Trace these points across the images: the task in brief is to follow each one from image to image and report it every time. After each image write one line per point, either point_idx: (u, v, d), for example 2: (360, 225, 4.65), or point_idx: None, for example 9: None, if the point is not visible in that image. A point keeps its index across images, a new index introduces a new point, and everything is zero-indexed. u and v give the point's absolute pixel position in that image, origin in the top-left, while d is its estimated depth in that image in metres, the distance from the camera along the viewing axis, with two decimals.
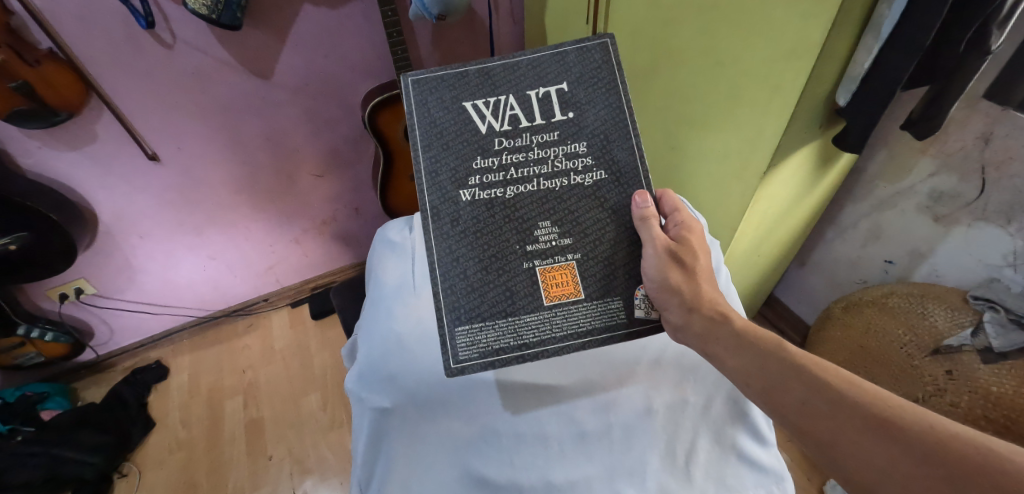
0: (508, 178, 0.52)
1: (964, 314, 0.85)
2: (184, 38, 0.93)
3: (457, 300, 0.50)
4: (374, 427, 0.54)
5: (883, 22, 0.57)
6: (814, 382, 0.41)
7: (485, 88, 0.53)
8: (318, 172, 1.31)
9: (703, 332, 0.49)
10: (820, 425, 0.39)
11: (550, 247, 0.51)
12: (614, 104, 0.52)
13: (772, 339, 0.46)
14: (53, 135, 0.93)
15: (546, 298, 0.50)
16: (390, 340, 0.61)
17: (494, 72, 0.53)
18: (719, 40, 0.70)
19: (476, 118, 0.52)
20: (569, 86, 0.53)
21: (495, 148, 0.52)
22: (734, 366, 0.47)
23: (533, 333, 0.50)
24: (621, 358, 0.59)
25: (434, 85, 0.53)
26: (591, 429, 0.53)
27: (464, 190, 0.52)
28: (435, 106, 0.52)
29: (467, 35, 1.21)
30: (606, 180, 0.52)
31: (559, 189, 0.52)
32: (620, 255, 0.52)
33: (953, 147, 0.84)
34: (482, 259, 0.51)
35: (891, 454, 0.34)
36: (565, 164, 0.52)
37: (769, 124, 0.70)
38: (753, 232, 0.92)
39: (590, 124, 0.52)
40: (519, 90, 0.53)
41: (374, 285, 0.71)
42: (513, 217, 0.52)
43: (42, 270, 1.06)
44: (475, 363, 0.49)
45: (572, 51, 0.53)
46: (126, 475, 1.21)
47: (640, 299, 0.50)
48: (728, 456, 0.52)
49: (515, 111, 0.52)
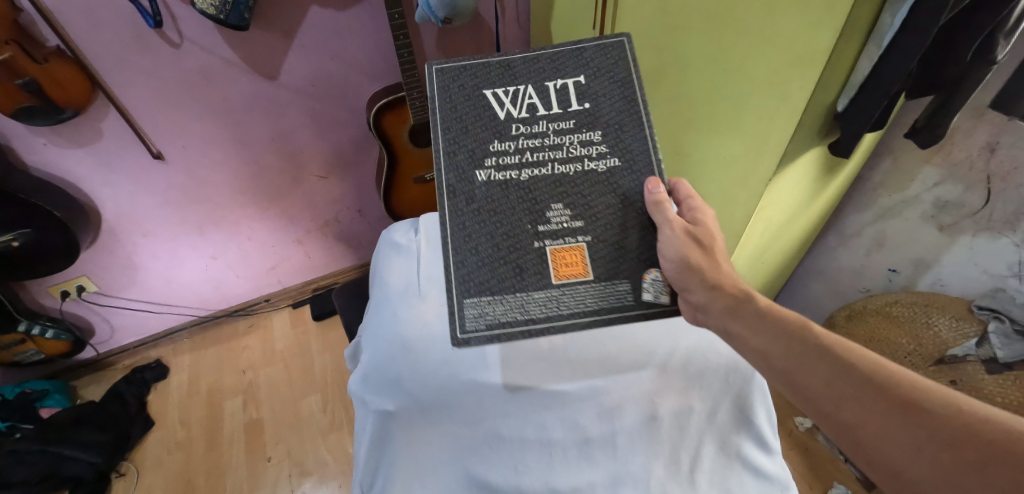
0: (523, 161, 0.52)
1: (968, 324, 0.86)
2: (191, 38, 0.93)
3: (467, 273, 0.49)
4: (378, 429, 0.54)
5: (886, 30, 0.58)
6: (840, 362, 0.39)
7: (506, 78, 0.53)
8: (322, 173, 1.31)
9: (725, 308, 0.48)
10: (845, 405, 0.37)
11: (561, 227, 0.51)
12: (629, 97, 0.53)
13: (796, 323, 0.44)
14: (59, 133, 0.94)
15: (555, 276, 0.49)
16: (398, 343, 0.60)
17: (516, 64, 0.53)
18: (726, 47, 0.70)
19: (494, 105, 0.53)
20: (587, 79, 0.53)
21: (512, 133, 0.52)
22: (760, 347, 0.44)
23: (541, 310, 0.49)
24: (628, 362, 0.57)
25: (458, 74, 0.54)
26: (597, 434, 0.53)
27: (481, 171, 0.52)
28: (457, 92, 0.53)
29: (473, 39, 1.21)
30: (619, 167, 0.52)
31: (572, 171, 0.52)
32: (630, 239, 0.51)
33: (959, 156, 0.85)
34: (494, 235, 0.50)
35: (916, 437, 0.33)
36: (579, 150, 0.52)
37: (777, 130, 0.70)
38: (757, 238, 0.91)
39: (605, 114, 0.52)
40: (538, 81, 0.53)
41: (377, 289, 0.69)
42: (527, 198, 0.51)
43: (44, 268, 1.05)
44: (483, 336, 0.48)
45: (590, 49, 0.54)
46: (123, 474, 1.20)
47: (649, 281, 0.49)
48: (732, 463, 0.51)
49: (533, 99, 0.53)
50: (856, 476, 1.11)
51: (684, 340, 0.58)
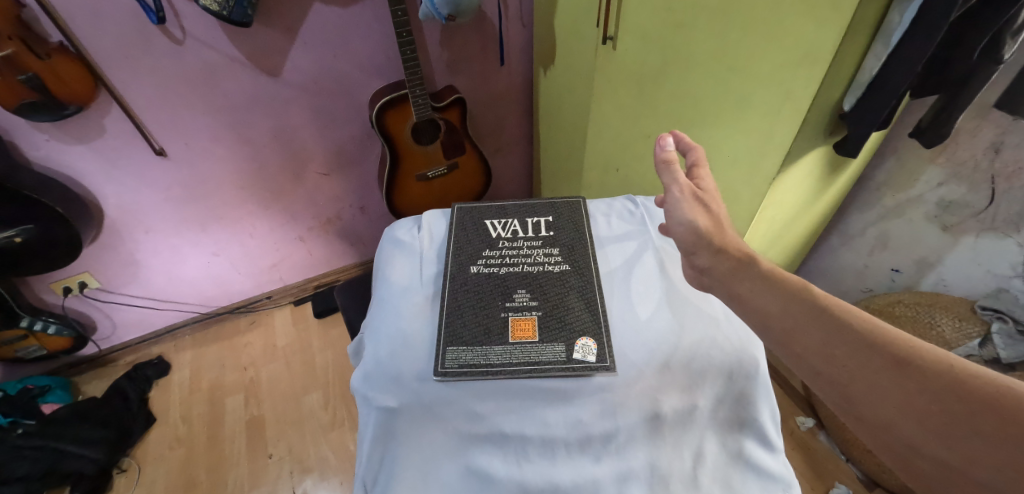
0: (504, 261, 0.60)
1: (971, 325, 0.87)
2: (194, 34, 0.93)
3: (450, 327, 0.52)
4: (379, 428, 0.45)
5: (894, 29, 0.58)
6: (832, 321, 0.32)
7: (500, 212, 0.67)
8: (324, 170, 1.31)
9: (728, 270, 0.40)
10: (838, 366, 0.31)
11: (524, 306, 0.54)
12: (582, 231, 0.63)
13: (793, 281, 0.37)
14: (61, 128, 0.93)
15: (512, 337, 0.51)
16: (400, 337, 0.52)
17: (510, 207, 0.68)
18: (731, 45, 0.70)
19: (488, 228, 0.64)
20: (556, 218, 0.66)
21: (498, 244, 0.62)
22: (751, 301, 0.37)
23: (499, 358, 0.49)
24: (629, 352, 0.49)
25: (474, 210, 0.68)
26: (600, 431, 0.44)
27: (474, 266, 0.59)
28: (467, 219, 0.66)
29: (475, 37, 1.21)
30: (569, 271, 0.58)
31: (534, 274, 0.58)
32: (579, 312, 0.53)
33: (963, 156, 0.85)
34: (471, 305, 0.55)
35: (905, 398, 0.27)
36: (544, 259, 0.60)
37: (781, 129, 0.70)
38: (761, 237, 0.90)
39: (566, 239, 0.62)
40: (523, 216, 0.66)
41: (379, 286, 0.60)
42: (500, 285, 0.57)
43: (47, 263, 1.05)
44: (454, 376, 0.47)
45: (560, 203, 0.68)
46: (125, 470, 1.20)
47: (581, 344, 0.49)
48: (735, 462, 0.45)
49: (516, 225, 0.65)
50: (857, 476, 1.11)
51: (687, 333, 0.50)
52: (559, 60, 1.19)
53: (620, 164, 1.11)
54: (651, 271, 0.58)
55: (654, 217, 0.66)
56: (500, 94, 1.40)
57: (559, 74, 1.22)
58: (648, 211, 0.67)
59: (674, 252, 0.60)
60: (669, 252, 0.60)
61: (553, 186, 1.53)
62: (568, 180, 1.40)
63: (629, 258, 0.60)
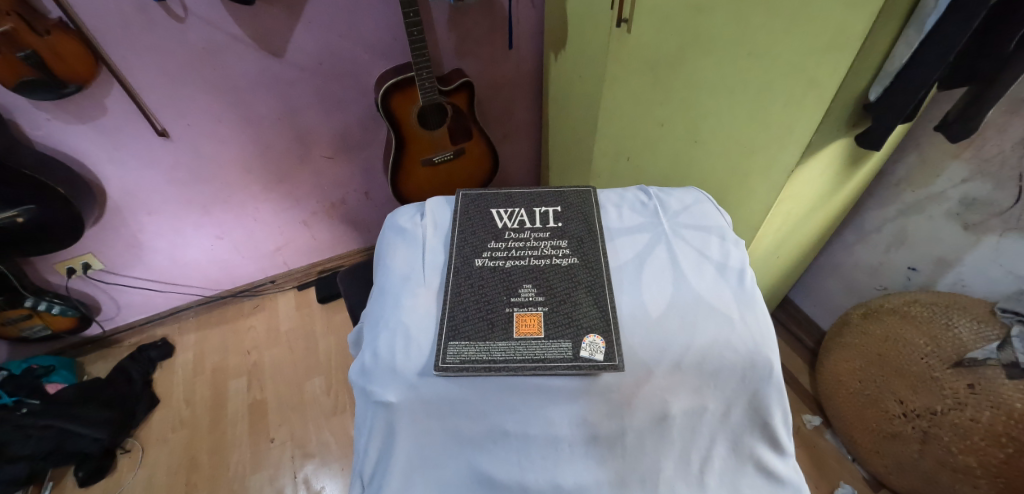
0: (510, 253, 0.58)
1: (989, 327, 0.82)
2: (195, 12, 0.90)
3: (453, 322, 0.50)
4: (377, 424, 0.43)
5: (928, 15, 0.53)
6: None
7: (506, 202, 0.65)
8: (329, 153, 1.29)
9: None
10: None
11: (530, 300, 0.52)
12: (590, 223, 0.61)
13: None
14: (62, 108, 0.92)
15: (516, 332, 0.49)
16: (400, 330, 0.50)
17: (517, 196, 0.66)
18: (752, 29, 0.67)
19: (494, 218, 0.62)
20: (562, 208, 0.64)
21: (505, 235, 0.60)
22: None
23: (501, 356, 0.46)
24: (638, 356, 0.46)
25: (480, 198, 0.66)
26: (606, 432, 0.43)
27: (479, 258, 0.57)
28: (473, 207, 0.64)
29: (484, 18, 1.18)
30: (577, 264, 0.56)
31: (540, 267, 0.56)
32: (585, 306, 0.51)
33: (991, 152, 0.81)
34: (474, 298, 0.52)
35: None
36: (549, 252, 0.58)
37: (803, 118, 0.66)
38: (774, 233, 0.88)
39: (573, 231, 0.60)
40: (529, 206, 0.64)
41: (380, 275, 0.59)
42: (505, 279, 0.55)
43: (51, 242, 1.04)
44: (455, 372, 0.45)
45: (568, 193, 0.66)
46: (128, 451, 1.21)
47: (588, 342, 0.46)
48: (745, 466, 0.43)
49: (523, 216, 0.63)
50: (863, 476, 1.11)
51: (700, 333, 0.47)
52: (572, 45, 1.15)
53: (631, 153, 1.09)
54: (663, 264, 0.56)
55: (666, 209, 0.64)
56: (509, 79, 1.36)
57: (571, 59, 1.19)
58: (661, 203, 0.65)
59: (685, 246, 0.58)
60: (682, 248, 0.58)
61: (561, 173, 1.51)
62: (577, 169, 1.38)
63: (641, 252, 0.58)
